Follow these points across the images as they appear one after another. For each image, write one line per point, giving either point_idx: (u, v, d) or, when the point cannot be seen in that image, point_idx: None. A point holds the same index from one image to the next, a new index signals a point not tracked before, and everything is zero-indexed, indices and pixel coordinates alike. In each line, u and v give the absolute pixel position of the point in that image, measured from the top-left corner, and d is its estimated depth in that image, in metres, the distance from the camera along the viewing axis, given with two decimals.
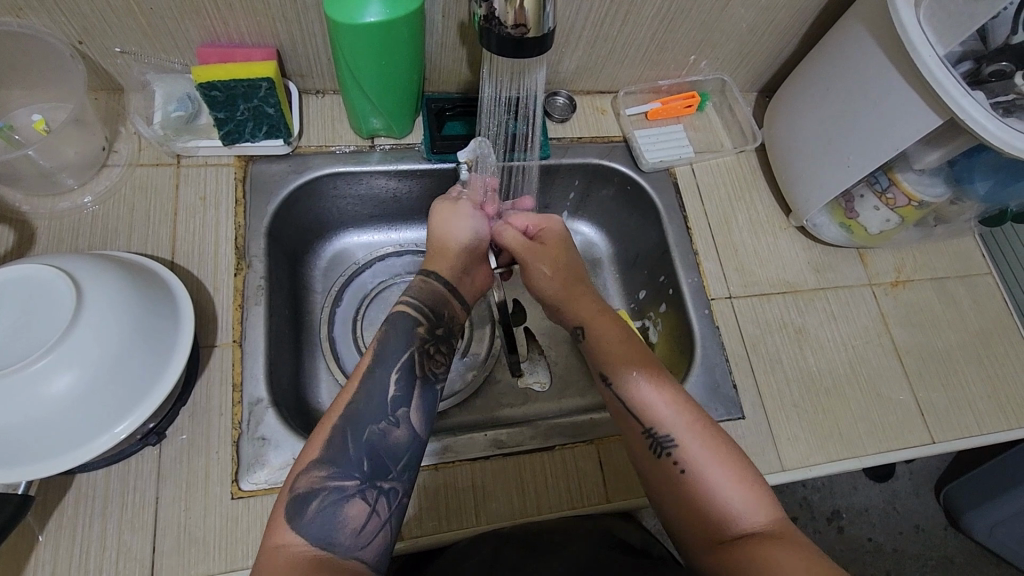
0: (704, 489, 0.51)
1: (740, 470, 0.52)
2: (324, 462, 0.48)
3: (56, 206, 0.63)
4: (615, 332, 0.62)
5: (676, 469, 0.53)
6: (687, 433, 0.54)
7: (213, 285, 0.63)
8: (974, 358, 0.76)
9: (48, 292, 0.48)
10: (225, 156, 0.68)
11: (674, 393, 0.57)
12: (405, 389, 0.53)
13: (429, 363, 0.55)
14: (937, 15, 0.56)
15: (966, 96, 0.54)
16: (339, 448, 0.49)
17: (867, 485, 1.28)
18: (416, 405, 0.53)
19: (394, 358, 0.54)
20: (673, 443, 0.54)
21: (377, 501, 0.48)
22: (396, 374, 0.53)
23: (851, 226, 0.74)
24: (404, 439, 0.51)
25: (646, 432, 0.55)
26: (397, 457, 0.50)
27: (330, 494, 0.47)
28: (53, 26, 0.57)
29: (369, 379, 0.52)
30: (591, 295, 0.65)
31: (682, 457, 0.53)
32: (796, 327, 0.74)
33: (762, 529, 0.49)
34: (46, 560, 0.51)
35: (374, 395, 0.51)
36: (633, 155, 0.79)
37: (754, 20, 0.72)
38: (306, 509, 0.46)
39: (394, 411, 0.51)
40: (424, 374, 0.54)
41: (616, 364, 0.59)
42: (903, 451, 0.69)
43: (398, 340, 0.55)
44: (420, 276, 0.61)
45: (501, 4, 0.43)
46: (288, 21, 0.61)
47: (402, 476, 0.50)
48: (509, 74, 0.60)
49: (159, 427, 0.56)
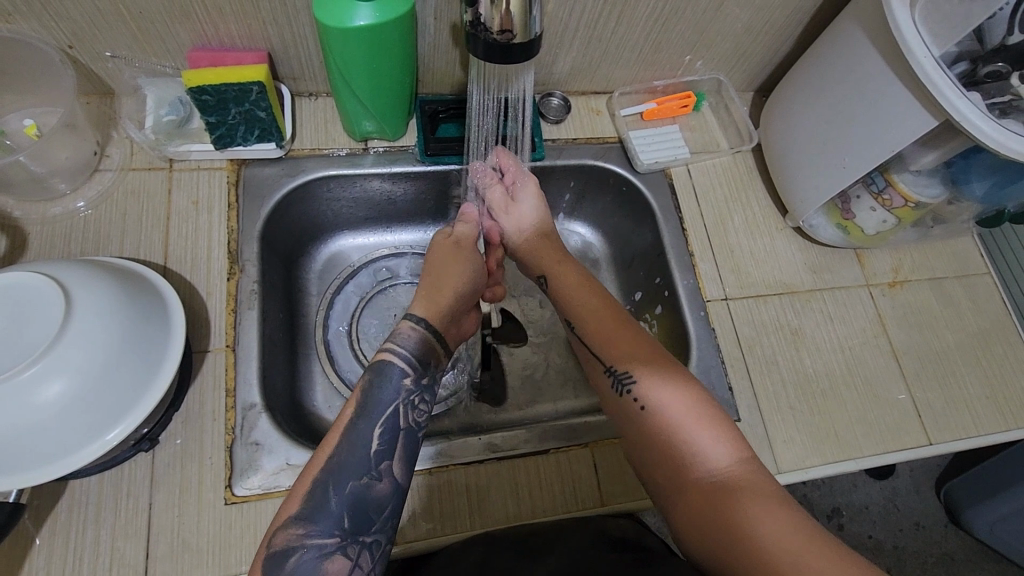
0: (666, 424, 0.52)
1: (700, 407, 0.52)
2: (302, 518, 0.47)
3: (48, 211, 0.63)
4: (578, 277, 0.63)
5: (635, 404, 0.54)
6: (646, 369, 0.55)
7: (206, 290, 0.63)
8: (972, 358, 0.75)
9: (35, 299, 0.48)
10: (218, 160, 0.68)
11: (634, 333, 0.58)
12: (388, 442, 0.51)
13: (413, 413, 0.54)
14: (933, 16, 0.55)
15: (962, 97, 0.53)
16: (319, 503, 0.47)
17: (867, 482, 1.28)
18: (399, 456, 0.51)
19: (378, 412, 0.52)
20: (631, 380, 0.55)
21: (360, 555, 0.47)
22: (379, 429, 0.51)
23: (847, 226, 0.74)
24: (387, 492, 0.50)
25: (608, 368, 0.57)
26: (380, 510, 0.49)
27: (309, 551, 0.46)
28: (42, 30, 0.57)
29: (352, 431, 0.50)
30: (557, 245, 0.67)
31: (641, 393, 0.54)
32: (792, 328, 0.73)
33: (725, 469, 0.49)
34: (40, 566, 0.51)
35: (357, 450, 0.50)
36: (628, 156, 0.78)
37: (750, 19, 0.71)
38: (284, 565, 0.45)
39: (376, 466, 0.50)
40: (408, 425, 0.53)
41: (579, 307, 0.61)
42: (900, 452, 0.69)
43: (384, 391, 0.53)
44: (406, 321, 0.58)
45: (487, 9, 0.42)
46: (279, 24, 0.61)
47: (384, 528, 0.49)
48: (497, 79, 0.61)
49: (151, 433, 0.56)
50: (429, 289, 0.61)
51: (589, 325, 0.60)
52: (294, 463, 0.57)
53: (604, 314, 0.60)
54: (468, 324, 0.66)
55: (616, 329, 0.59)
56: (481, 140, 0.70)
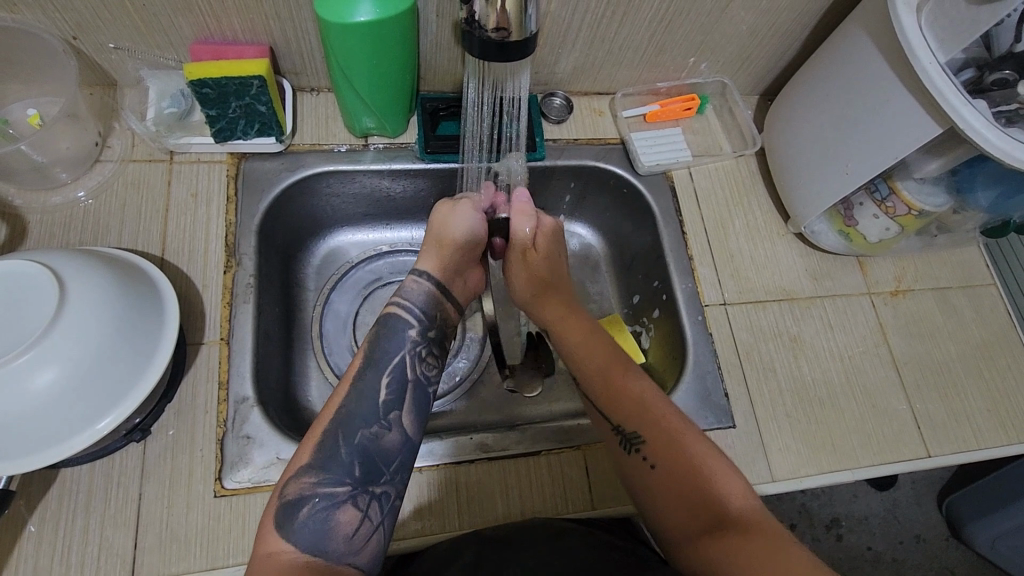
0: (677, 479, 0.53)
1: (713, 458, 0.54)
2: (314, 468, 0.48)
3: (49, 200, 0.63)
4: (585, 334, 0.65)
5: (645, 463, 0.55)
6: (655, 428, 0.56)
7: (202, 282, 0.63)
8: (975, 370, 0.74)
9: (30, 288, 0.48)
10: (218, 153, 0.68)
11: (642, 386, 0.60)
12: (396, 392, 0.53)
13: (421, 364, 0.56)
14: (939, 22, 0.54)
15: (967, 104, 0.52)
16: (330, 452, 0.49)
17: (868, 493, 1.27)
18: (408, 408, 0.53)
19: (387, 361, 0.54)
20: (640, 439, 0.56)
21: (370, 505, 0.48)
22: (389, 379, 0.53)
23: (850, 233, 0.73)
24: (395, 443, 0.51)
25: (616, 429, 0.58)
26: (389, 461, 0.50)
27: (320, 501, 0.47)
28: (47, 21, 0.57)
29: (362, 382, 0.53)
30: (564, 298, 0.68)
31: (651, 451, 0.55)
32: (792, 335, 0.73)
33: (740, 517, 0.50)
34: (29, 553, 0.51)
35: (367, 399, 0.52)
36: (629, 158, 0.78)
37: (755, 22, 0.71)
38: (296, 515, 0.46)
39: (385, 416, 0.52)
40: (416, 376, 0.55)
41: (587, 365, 0.62)
42: (897, 464, 0.68)
43: (392, 342, 0.56)
44: (411, 276, 0.61)
45: (482, 6, 0.42)
46: (282, 19, 0.61)
47: (393, 480, 0.50)
48: (489, 78, 0.60)
49: (144, 423, 0.56)
50: (436, 247, 0.61)
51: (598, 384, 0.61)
52: (283, 457, 0.57)
53: (609, 370, 0.61)
54: (475, 278, 0.66)
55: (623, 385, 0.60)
56: (476, 138, 0.69)
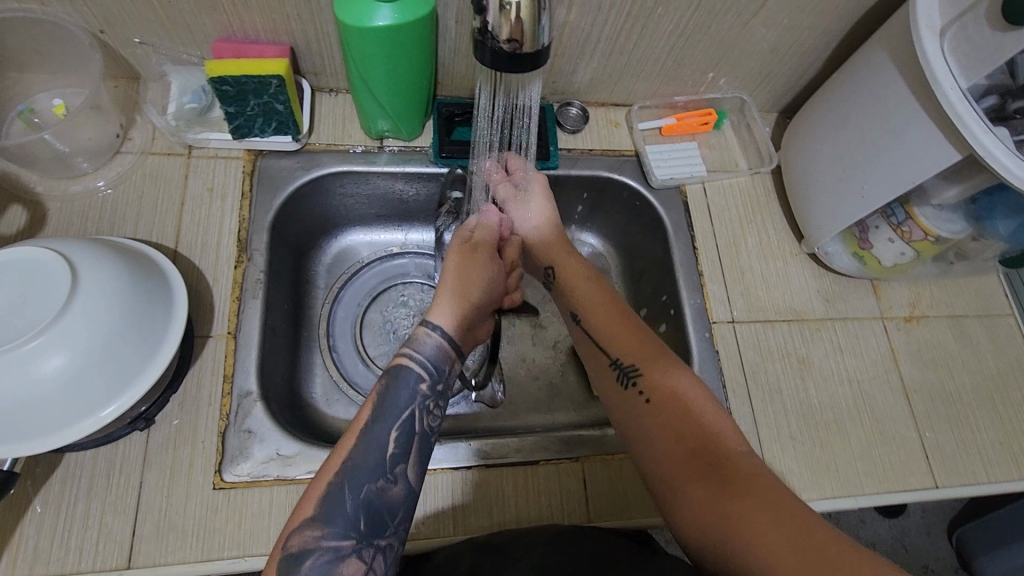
0: (670, 410, 0.53)
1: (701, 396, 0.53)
2: (318, 520, 0.44)
3: (69, 189, 0.65)
4: (583, 273, 0.65)
5: (641, 397, 0.55)
6: (652, 364, 0.56)
7: (213, 276, 0.64)
8: (988, 401, 0.73)
9: (43, 275, 0.49)
10: (235, 150, 0.69)
11: (637, 327, 0.60)
12: (403, 446, 0.48)
13: (428, 417, 0.51)
14: (960, 47, 0.54)
15: (988, 132, 0.51)
16: (335, 504, 0.45)
17: (875, 519, 1.24)
18: (414, 459, 0.49)
19: (394, 414, 0.49)
20: (638, 373, 0.56)
21: (374, 558, 0.45)
22: (395, 432, 0.48)
23: (864, 256, 0.71)
24: (401, 496, 0.47)
25: (613, 361, 0.58)
26: (394, 513, 0.47)
27: (324, 553, 0.43)
28: (76, 15, 0.59)
29: (367, 434, 0.48)
30: (567, 244, 0.69)
31: (647, 386, 0.55)
32: (800, 356, 0.72)
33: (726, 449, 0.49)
34: (30, 535, 0.52)
35: (372, 453, 0.47)
36: (643, 170, 0.77)
37: (776, 40, 0.70)
38: (298, 569, 0.43)
39: (391, 468, 0.47)
40: (423, 428, 0.50)
41: (586, 304, 0.63)
42: (904, 493, 0.67)
43: (399, 393, 0.50)
44: (421, 327, 0.54)
45: (496, 17, 0.42)
46: (303, 20, 0.62)
47: (398, 531, 0.47)
48: (504, 89, 0.60)
49: (148, 413, 0.57)
50: (447, 292, 0.57)
51: (598, 323, 0.61)
52: (283, 454, 0.58)
53: (611, 311, 0.61)
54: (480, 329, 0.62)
55: (619, 323, 0.60)
56: (488, 142, 0.68)
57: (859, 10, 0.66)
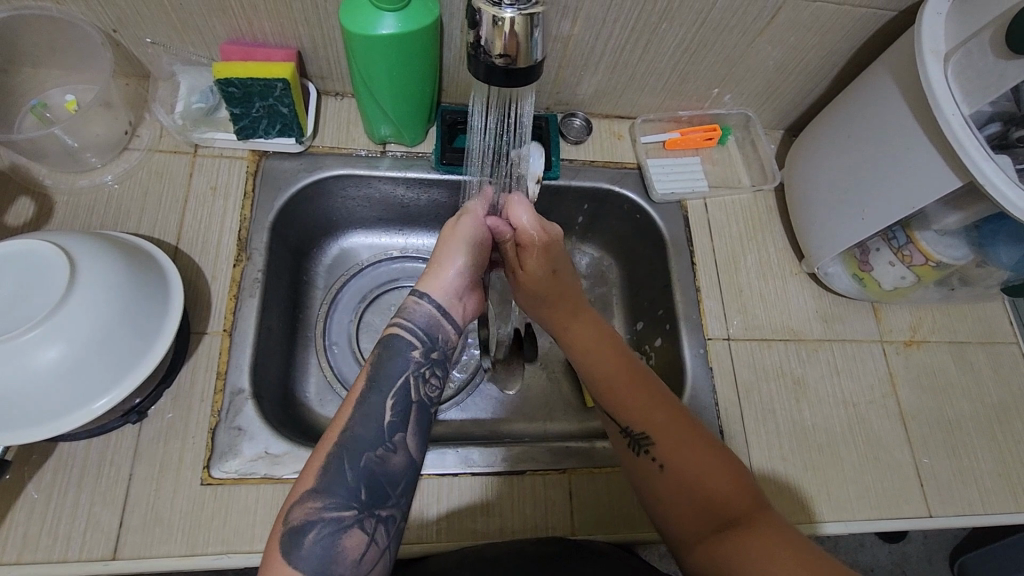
0: (685, 475, 0.52)
1: (713, 456, 0.53)
2: (319, 491, 0.44)
3: (76, 183, 0.66)
4: (595, 335, 0.61)
5: (653, 464, 0.54)
6: (661, 430, 0.55)
7: (212, 273, 0.65)
8: (987, 431, 0.71)
9: (44, 267, 0.50)
10: (239, 149, 0.70)
11: (646, 383, 0.58)
12: (400, 414, 0.48)
13: (425, 385, 0.51)
14: (965, 73, 0.53)
15: (988, 159, 0.51)
16: (336, 475, 0.45)
17: (875, 544, 1.21)
18: (413, 429, 0.48)
19: (389, 383, 0.49)
20: (648, 442, 0.55)
21: (376, 529, 0.44)
22: (391, 400, 0.48)
23: (864, 278, 0.71)
24: (401, 465, 0.46)
25: (624, 430, 0.56)
26: (395, 483, 0.46)
27: (326, 525, 0.43)
28: (90, 14, 0.60)
29: (363, 403, 0.47)
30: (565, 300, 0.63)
31: (660, 452, 0.54)
32: (795, 377, 0.71)
33: (745, 510, 0.50)
34: (20, 521, 0.53)
35: (369, 422, 0.47)
36: (644, 183, 0.77)
37: (782, 58, 0.70)
38: (301, 542, 0.42)
39: (390, 437, 0.47)
40: (420, 398, 0.50)
41: (599, 372, 0.59)
42: (896, 521, 0.66)
43: (394, 363, 0.50)
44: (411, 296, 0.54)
45: (489, 31, 0.42)
46: (310, 25, 0.63)
47: (400, 502, 0.46)
48: (498, 98, 0.59)
49: (141, 406, 0.58)
50: (441, 261, 0.56)
51: (611, 394, 0.58)
52: (272, 453, 0.59)
53: (615, 363, 0.59)
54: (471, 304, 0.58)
55: (632, 385, 0.57)
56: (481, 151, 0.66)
57: (866, 31, 0.66)
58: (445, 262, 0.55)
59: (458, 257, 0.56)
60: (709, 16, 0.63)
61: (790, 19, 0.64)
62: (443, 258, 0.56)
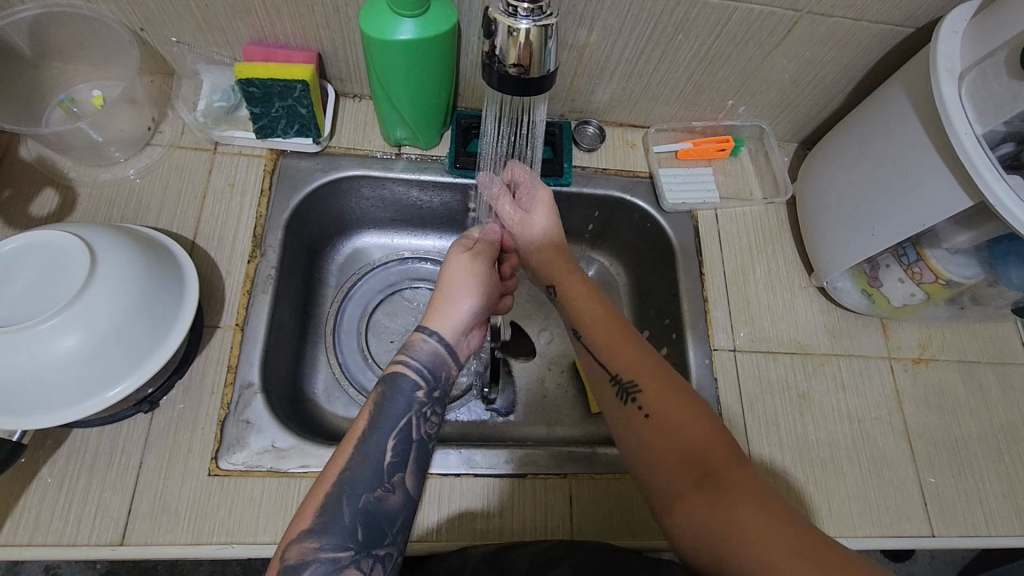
0: (670, 423, 0.51)
1: (693, 405, 0.52)
2: (316, 531, 0.45)
3: (99, 176, 0.68)
4: (584, 286, 0.63)
5: (640, 412, 0.53)
6: (650, 378, 0.54)
7: (226, 268, 0.66)
8: (994, 452, 0.71)
9: (65, 258, 0.52)
10: (258, 148, 0.71)
11: (635, 340, 0.58)
12: (400, 454, 0.49)
13: (424, 424, 0.52)
14: (979, 92, 0.53)
15: (1000, 180, 0.51)
16: (333, 514, 0.46)
17: (880, 562, 1.19)
18: (412, 468, 0.50)
19: (389, 423, 0.50)
20: (637, 388, 0.54)
21: (373, 568, 0.45)
22: (391, 441, 0.49)
23: (873, 294, 0.71)
24: (398, 504, 0.48)
25: (613, 378, 0.56)
26: (392, 521, 0.47)
27: (322, 565, 0.44)
28: (119, 12, 0.62)
29: (363, 442, 0.49)
30: (567, 256, 0.67)
31: (647, 402, 0.53)
32: (801, 391, 0.71)
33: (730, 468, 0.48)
34: (34, 503, 0.55)
35: (368, 461, 0.48)
36: (655, 192, 0.78)
37: (797, 72, 0.70)
38: None
39: (389, 477, 0.48)
40: (419, 437, 0.51)
41: (589, 322, 0.61)
42: (897, 540, 0.65)
43: (395, 404, 0.51)
44: (417, 333, 0.55)
45: (504, 40, 0.43)
46: (332, 28, 0.64)
47: (397, 540, 0.47)
48: (511, 107, 0.62)
49: (153, 396, 0.59)
50: (445, 296, 0.58)
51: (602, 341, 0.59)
52: (278, 446, 0.60)
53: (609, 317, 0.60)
54: (477, 337, 0.60)
55: (622, 338, 0.58)
56: (493, 155, 0.69)
57: (883, 47, 0.66)
58: (453, 302, 0.57)
59: (462, 296, 0.57)
60: (724, 29, 0.64)
61: (806, 34, 0.64)
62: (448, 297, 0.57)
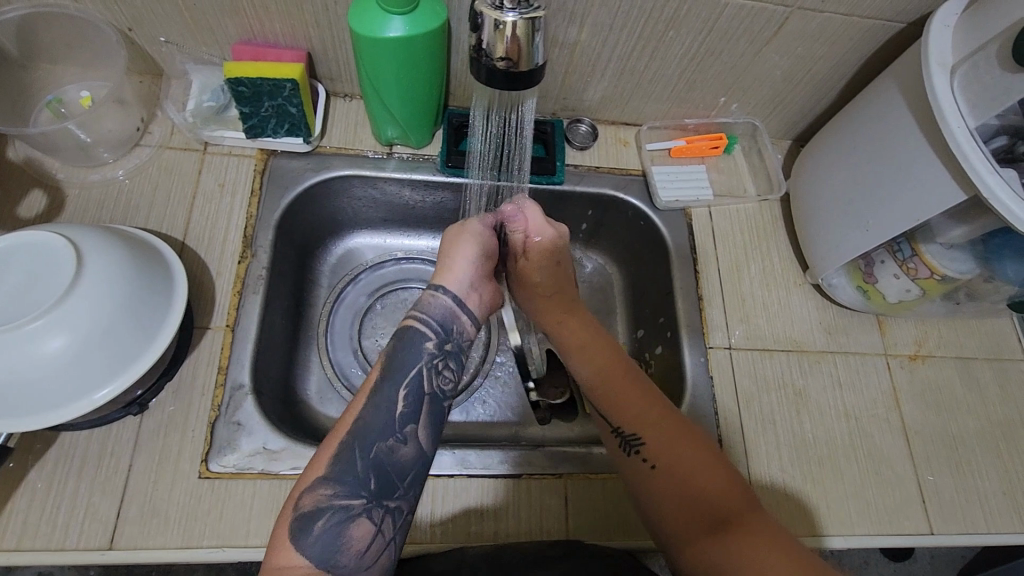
0: (679, 472, 0.52)
1: (697, 452, 0.54)
2: (330, 479, 0.45)
3: (87, 177, 0.67)
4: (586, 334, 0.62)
5: (644, 463, 0.54)
6: (653, 430, 0.55)
7: (216, 269, 0.66)
8: (992, 449, 0.70)
9: (51, 258, 0.51)
10: (248, 149, 0.71)
11: (635, 386, 0.58)
12: (413, 405, 0.49)
13: (438, 377, 0.51)
14: (971, 85, 0.53)
15: (993, 172, 0.50)
16: (346, 464, 0.45)
17: (880, 561, 1.18)
18: (424, 421, 0.49)
19: (402, 373, 0.50)
20: (640, 442, 0.55)
21: (383, 520, 0.45)
22: (404, 391, 0.49)
23: (868, 291, 0.70)
24: (411, 457, 0.47)
25: (614, 430, 0.56)
26: (404, 475, 0.47)
27: (335, 513, 0.44)
28: (107, 12, 0.62)
29: (378, 393, 0.49)
30: (568, 305, 0.65)
31: (650, 452, 0.54)
32: (796, 389, 0.70)
33: (736, 510, 0.50)
34: (21, 508, 0.54)
35: (382, 412, 0.48)
36: (649, 190, 0.77)
37: (789, 68, 0.70)
38: (310, 529, 0.43)
39: (401, 428, 0.48)
40: (432, 390, 0.50)
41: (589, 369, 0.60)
42: (896, 537, 0.65)
43: (409, 355, 0.51)
44: (428, 290, 0.55)
45: (491, 33, 0.43)
46: (321, 26, 0.64)
47: (408, 494, 0.47)
48: (500, 101, 0.62)
49: (142, 398, 0.58)
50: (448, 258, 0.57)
51: (605, 391, 0.58)
52: (269, 448, 0.59)
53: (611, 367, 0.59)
54: (488, 294, 0.59)
55: (623, 386, 0.58)
56: (483, 157, 0.69)
57: (874, 43, 0.66)
58: (456, 255, 0.56)
59: (463, 254, 0.57)
60: (716, 25, 0.64)
61: (798, 29, 0.64)
62: (451, 256, 0.57)
